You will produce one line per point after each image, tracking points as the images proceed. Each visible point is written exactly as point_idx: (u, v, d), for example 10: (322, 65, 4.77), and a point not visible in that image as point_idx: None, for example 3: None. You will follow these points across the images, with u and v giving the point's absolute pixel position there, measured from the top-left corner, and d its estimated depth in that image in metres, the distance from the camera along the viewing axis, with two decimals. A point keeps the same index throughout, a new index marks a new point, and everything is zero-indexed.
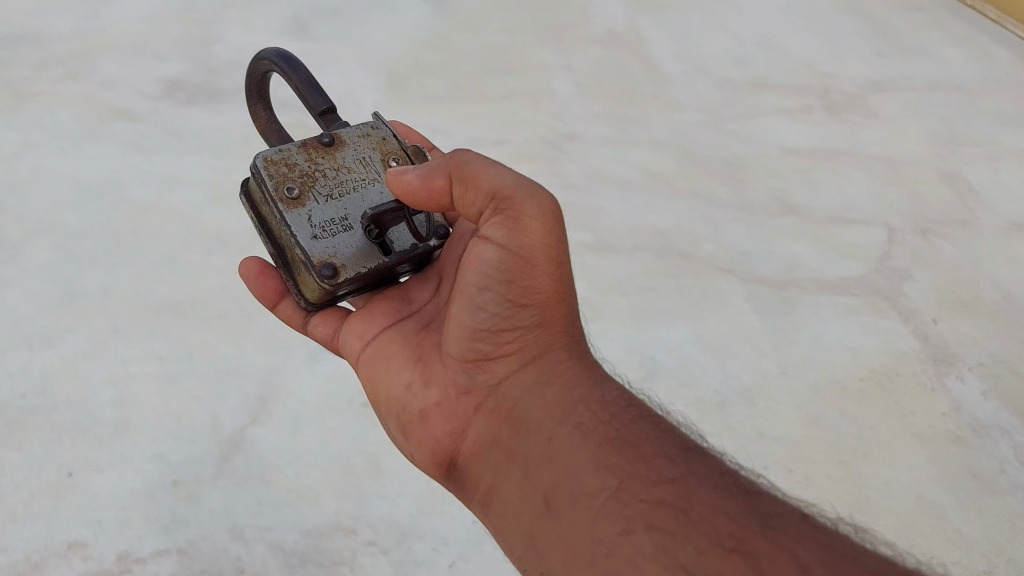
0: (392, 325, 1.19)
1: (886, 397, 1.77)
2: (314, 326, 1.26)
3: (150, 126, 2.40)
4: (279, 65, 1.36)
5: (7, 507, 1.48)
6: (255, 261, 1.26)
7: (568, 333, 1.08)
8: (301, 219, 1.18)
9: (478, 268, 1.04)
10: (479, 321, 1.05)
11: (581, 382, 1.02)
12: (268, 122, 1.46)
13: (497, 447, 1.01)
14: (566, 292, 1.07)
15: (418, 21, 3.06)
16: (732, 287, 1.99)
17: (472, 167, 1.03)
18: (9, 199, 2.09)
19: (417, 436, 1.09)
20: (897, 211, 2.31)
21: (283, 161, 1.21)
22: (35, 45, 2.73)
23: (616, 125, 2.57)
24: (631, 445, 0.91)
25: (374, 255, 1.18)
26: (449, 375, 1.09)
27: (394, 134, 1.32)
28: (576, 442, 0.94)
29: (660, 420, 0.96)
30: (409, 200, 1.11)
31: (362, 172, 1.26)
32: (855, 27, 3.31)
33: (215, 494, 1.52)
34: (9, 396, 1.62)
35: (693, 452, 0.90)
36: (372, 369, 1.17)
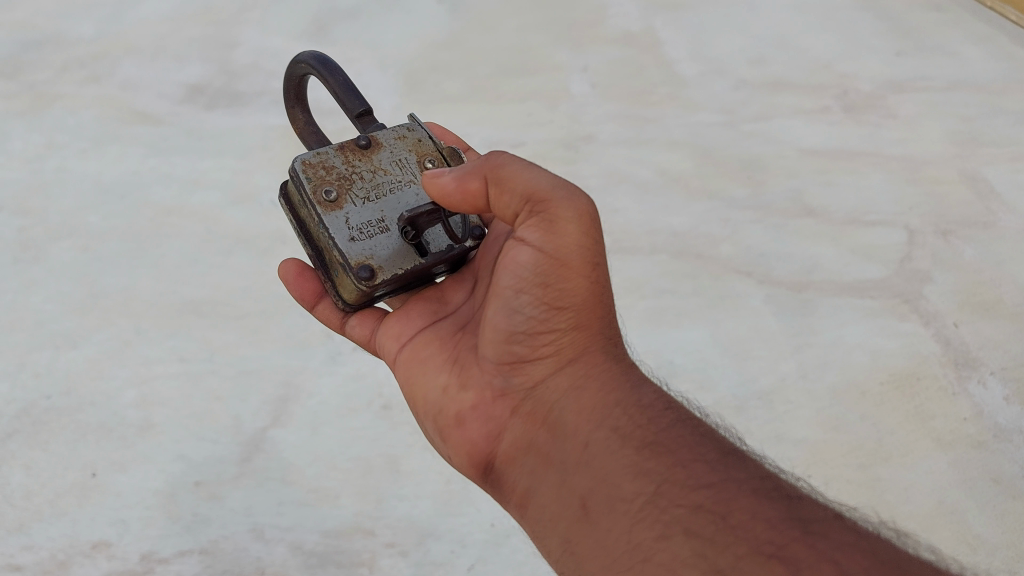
0: (429, 326, 1.21)
1: (906, 401, 1.76)
2: (352, 326, 1.29)
3: (171, 128, 2.42)
4: (316, 67, 1.35)
5: (34, 506, 1.50)
6: (294, 262, 1.30)
7: (604, 336, 1.07)
8: (338, 221, 1.18)
9: (513, 271, 1.05)
10: (514, 324, 1.05)
11: (618, 385, 1.01)
12: (305, 125, 1.47)
13: (533, 451, 1.01)
14: (602, 295, 1.07)
15: (435, 22, 3.08)
16: (750, 289, 1.99)
17: (506, 170, 1.04)
18: (33, 200, 2.12)
19: (453, 440, 1.10)
20: (917, 212, 2.30)
21: (321, 163, 1.21)
22: (58, 48, 2.76)
23: (633, 126, 2.57)
24: (669, 449, 0.89)
25: (410, 257, 1.19)
26: (485, 378, 1.10)
27: (430, 135, 1.31)
28: (613, 446, 0.93)
29: (699, 424, 0.94)
30: (444, 202, 1.11)
31: (398, 174, 1.25)
32: (873, 26, 3.28)
33: (236, 494, 1.53)
34: (34, 396, 1.65)
35: (733, 457, 0.88)
36: (408, 372, 1.18)
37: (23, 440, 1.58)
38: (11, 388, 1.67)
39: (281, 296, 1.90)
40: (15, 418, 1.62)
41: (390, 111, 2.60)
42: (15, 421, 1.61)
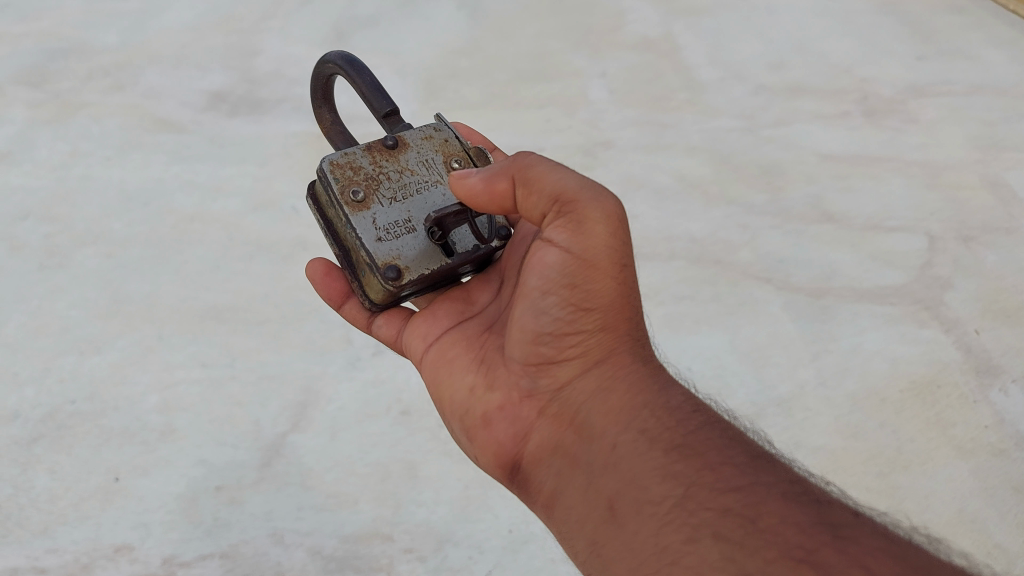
0: (455, 326, 1.22)
1: (926, 409, 1.75)
2: (379, 326, 1.31)
3: (193, 135, 2.45)
4: (344, 67, 1.37)
5: (58, 509, 1.52)
6: (322, 262, 1.33)
7: (631, 337, 1.07)
8: (365, 221, 1.20)
9: (541, 272, 1.04)
10: (541, 325, 1.05)
11: (645, 387, 1.01)
12: (332, 124, 1.50)
13: (560, 453, 1.02)
14: (630, 296, 1.06)
15: (454, 29, 3.09)
16: (769, 295, 1.98)
17: (535, 170, 1.04)
18: (58, 207, 2.15)
19: (480, 440, 1.10)
20: (938, 217, 2.28)
21: (348, 164, 1.23)
22: (83, 56, 2.81)
23: (651, 132, 2.57)
24: (698, 452, 0.89)
25: (437, 257, 1.20)
26: (512, 380, 1.10)
27: (457, 135, 1.32)
28: (641, 448, 0.93)
29: (728, 427, 0.94)
30: (472, 203, 1.12)
31: (425, 174, 1.26)
32: (894, 30, 3.26)
33: (256, 499, 1.55)
34: (59, 401, 1.68)
35: (763, 460, 0.88)
36: (435, 373, 1.20)
37: (48, 444, 1.61)
38: (36, 392, 1.70)
39: (301, 302, 1.92)
40: (40, 422, 1.64)
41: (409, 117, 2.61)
42: (40, 425, 1.64)
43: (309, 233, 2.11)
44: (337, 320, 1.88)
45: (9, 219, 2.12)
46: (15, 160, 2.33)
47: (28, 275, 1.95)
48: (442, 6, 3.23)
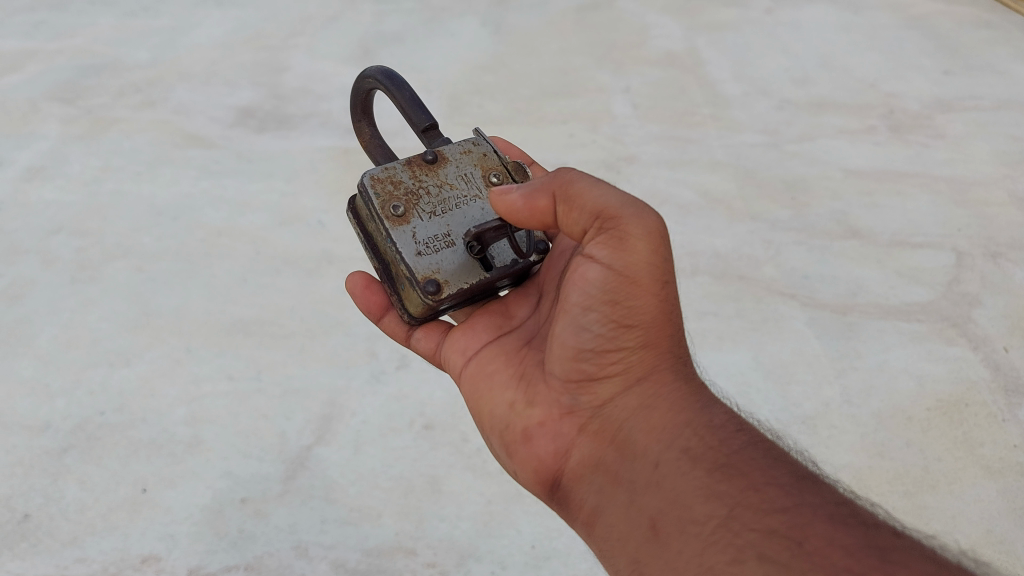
0: (494, 340, 1.22)
1: (954, 428, 1.72)
2: (417, 339, 1.32)
3: (222, 151, 2.49)
4: (383, 82, 1.39)
5: (87, 520, 1.55)
6: (362, 275, 1.33)
7: (673, 354, 1.06)
8: (405, 236, 1.21)
9: (583, 288, 1.05)
10: (582, 341, 1.05)
11: (687, 405, 0.99)
12: (371, 138, 1.52)
13: (601, 470, 1.01)
14: (671, 313, 1.06)
15: (479, 46, 3.12)
16: (794, 311, 1.97)
17: (576, 187, 1.03)
18: (90, 222, 2.20)
19: (520, 456, 1.10)
20: (965, 234, 2.26)
21: (389, 178, 1.25)
22: (115, 73, 2.87)
23: (674, 147, 2.57)
24: (742, 472, 0.87)
25: (475, 271, 1.21)
26: (553, 396, 1.10)
27: (495, 150, 1.33)
28: (683, 468, 0.91)
29: (772, 446, 0.91)
30: (512, 218, 1.11)
31: (463, 189, 1.27)
32: (920, 45, 3.25)
33: (281, 511, 1.56)
34: (89, 413, 1.71)
35: (809, 481, 0.85)
36: (475, 388, 1.20)
37: (78, 455, 1.63)
38: (67, 403, 1.72)
39: (326, 316, 1.94)
40: (70, 433, 1.67)
41: None
42: (71, 436, 1.66)
43: (335, 248, 2.14)
44: (362, 334, 1.90)
45: (41, 233, 2.16)
46: (49, 174, 2.38)
47: (60, 288, 1.99)
48: (467, 23, 3.26)
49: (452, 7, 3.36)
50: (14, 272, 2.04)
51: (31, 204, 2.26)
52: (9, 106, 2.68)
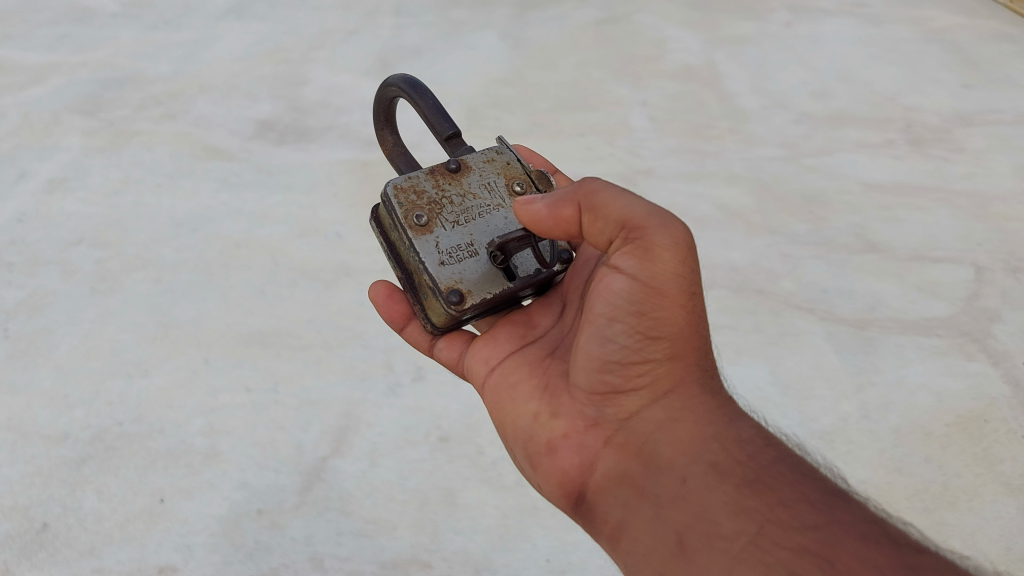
0: (516, 351, 1.22)
1: (973, 444, 1.70)
2: (440, 349, 1.32)
3: (241, 163, 2.52)
4: (407, 90, 1.40)
5: (105, 530, 1.55)
6: (384, 284, 1.35)
7: (699, 367, 1.07)
8: (429, 245, 1.20)
9: (608, 298, 1.04)
10: (608, 353, 1.04)
11: (715, 419, 1.00)
12: (394, 145, 1.53)
13: (626, 484, 1.00)
14: (697, 325, 1.06)
15: (497, 59, 3.14)
16: (811, 325, 1.96)
17: (600, 196, 1.03)
18: (111, 233, 2.22)
19: (544, 468, 1.09)
20: (985, 248, 2.24)
21: (412, 188, 1.24)
22: (137, 86, 2.90)
23: (691, 160, 2.57)
24: (770, 488, 0.88)
25: (498, 280, 1.21)
26: (577, 407, 1.09)
27: (518, 158, 1.33)
28: (711, 482, 0.91)
29: (799, 462, 0.92)
30: (536, 227, 1.11)
31: (487, 198, 1.27)
32: (940, 58, 3.23)
33: (297, 522, 1.57)
34: (108, 423, 1.72)
35: (838, 498, 0.86)
36: (498, 399, 1.19)
37: (96, 465, 1.65)
38: (86, 414, 1.74)
39: (343, 328, 1.95)
40: (89, 444, 1.68)
41: None
42: (89, 446, 1.68)
43: (352, 260, 2.15)
44: (378, 346, 1.91)
45: (63, 244, 2.18)
46: (70, 186, 2.40)
47: (81, 298, 2.01)
48: (485, 37, 3.28)
49: (470, 21, 3.39)
50: (35, 283, 2.06)
51: (53, 215, 2.29)
52: (32, 119, 2.71)
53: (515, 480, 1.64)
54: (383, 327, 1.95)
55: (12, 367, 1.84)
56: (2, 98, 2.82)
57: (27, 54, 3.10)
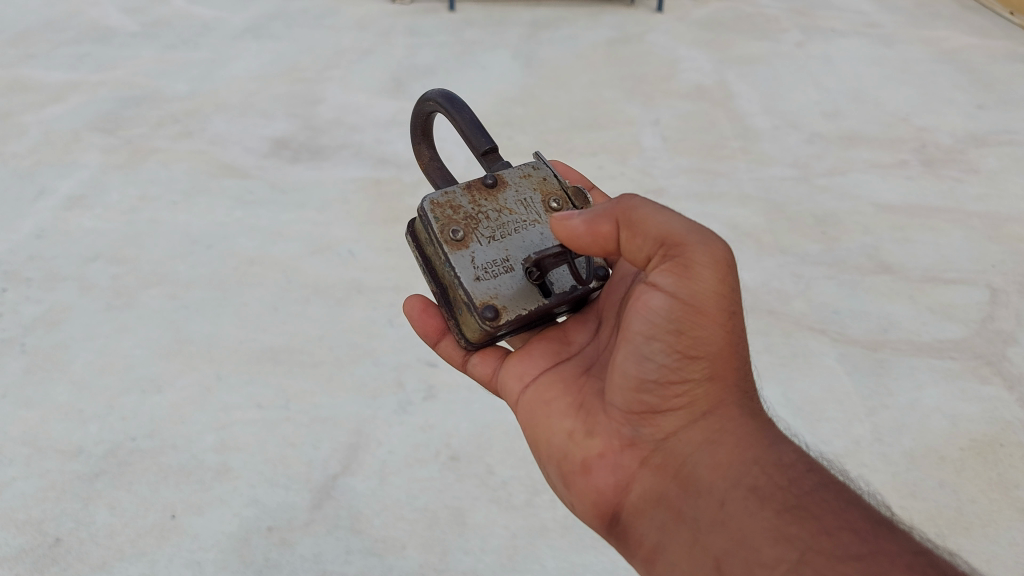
0: (551, 367, 1.22)
1: (988, 469, 1.69)
2: (473, 364, 1.31)
3: (256, 181, 2.54)
4: (444, 105, 1.38)
5: (116, 544, 1.56)
6: (419, 299, 1.35)
7: (739, 388, 1.05)
8: (464, 260, 1.21)
9: (645, 316, 1.03)
10: (645, 371, 1.04)
11: (756, 441, 0.98)
12: (431, 160, 1.49)
13: (663, 506, 0.99)
14: (737, 344, 1.05)
15: (510, 79, 3.17)
16: (823, 346, 1.95)
17: (639, 213, 1.02)
18: (127, 249, 2.25)
19: (579, 487, 1.08)
20: (1000, 270, 2.22)
21: (448, 203, 1.25)
22: (154, 105, 2.94)
23: (703, 180, 2.57)
24: (812, 515, 0.85)
25: (534, 296, 1.21)
26: (613, 426, 1.08)
27: (555, 174, 1.33)
28: (751, 507, 0.90)
29: (844, 488, 0.89)
30: (573, 244, 1.10)
31: (523, 214, 1.27)
32: (953, 78, 3.24)
33: (307, 540, 1.57)
34: (121, 438, 1.73)
35: (885, 527, 0.83)
36: (532, 415, 1.18)
37: (109, 480, 1.66)
38: (99, 429, 1.75)
39: (355, 346, 1.96)
40: (102, 459, 1.69)
41: (464, 163, 2.65)
42: (103, 461, 1.69)
43: (365, 278, 2.16)
44: (389, 363, 1.92)
45: (80, 260, 2.21)
46: (89, 202, 2.43)
47: (96, 314, 2.03)
48: (498, 58, 3.34)
49: (483, 40, 3.50)
50: (52, 299, 2.08)
51: (70, 231, 2.32)
52: (52, 136, 2.75)
53: (525, 500, 1.64)
54: (395, 345, 1.96)
55: (28, 381, 1.86)
56: (23, 116, 2.86)
57: (48, 73, 3.15)
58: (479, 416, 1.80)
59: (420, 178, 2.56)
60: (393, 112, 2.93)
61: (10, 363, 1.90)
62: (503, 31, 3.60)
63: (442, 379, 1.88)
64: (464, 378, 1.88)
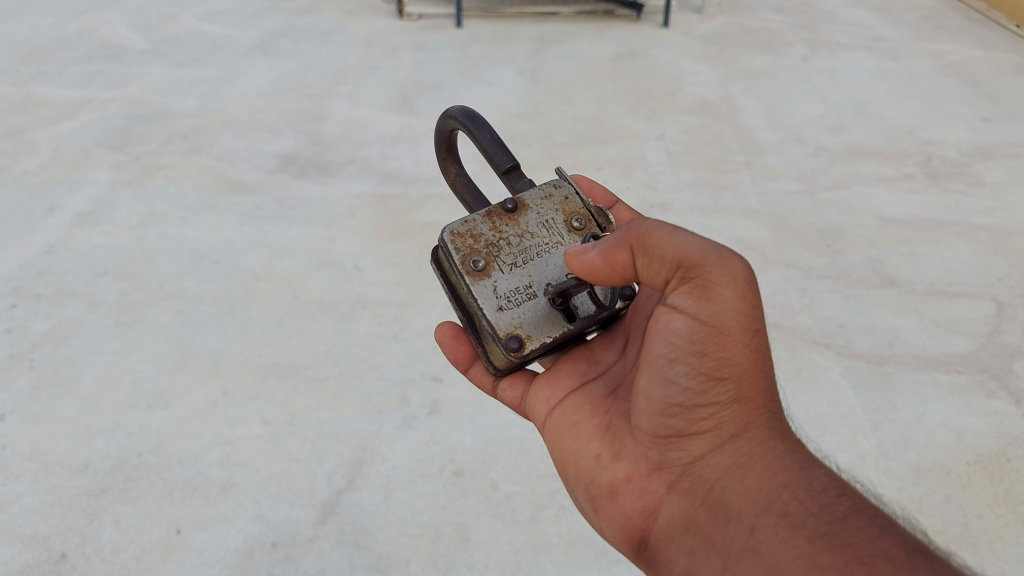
0: (578, 389, 1.22)
1: (996, 484, 1.67)
2: (503, 389, 1.31)
3: (263, 197, 2.56)
4: (465, 123, 1.38)
5: (121, 560, 1.56)
6: (449, 325, 1.34)
7: (768, 409, 1.04)
8: (486, 290, 1.22)
9: (667, 338, 1.03)
10: (671, 395, 1.03)
11: (786, 465, 0.96)
12: (458, 177, 1.48)
13: (692, 531, 0.98)
14: (764, 363, 1.03)
15: (515, 95, 3.19)
16: (829, 361, 1.95)
17: (654, 237, 1.02)
18: (135, 266, 2.26)
19: (608, 512, 1.08)
20: (1006, 283, 2.22)
21: (469, 232, 1.25)
22: (163, 121, 2.97)
23: (708, 194, 2.58)
24: (845, 542, 0.83)
25: (559, 323, 1.22)
26: (640, 450, 1.08)
27: (577, 191, 1.32)
28: (782, 534, 0.88)
29: (879, 514, 0.86)
30: (591, 277, 1.11)
31: (545, 236, 1.27)
32: (958, 91, 3.24)
33: (311, 555, 1.57)
34: (127, 454, 1.74)
35: (923, 555, 0.80)
36: (559, 437, 1.18)
37: (115, 496, 1.66)
38: (106, 444, 1.76)
39: (360, 362, 1.96)
40: (108, 474, 1.70)
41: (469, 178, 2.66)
42: (109, 476, 1.70)
43: (370, 293, 2.17)
44: (394, 378, 1.92)
45: (88, 275, 2.23)
46: (98, 219, 2.45)
47: (103, 330, 2.04)
48: (504, 74, 3.37)
49: (489, 56, 3.53)
50: (60, 315, 2.10)
51: (79, 247, 2.34)
52: (62, 153, 2.78)
53: (529, 516, 1.64)
54: (400, 360, 1.97)
55: (37, 397, 1.87)
56: (34, 134, 2.89)
57: (59, 91, 3.18)
58: (483, 431, 1.80)
59: (426, 194, 2.58)
60: (399, 128, 2.95)
61: (18, 379, 1.92)
62: (509, 47, 3.63)
63: (447, 393, 1.89)
64: (469, 393, 1.89)
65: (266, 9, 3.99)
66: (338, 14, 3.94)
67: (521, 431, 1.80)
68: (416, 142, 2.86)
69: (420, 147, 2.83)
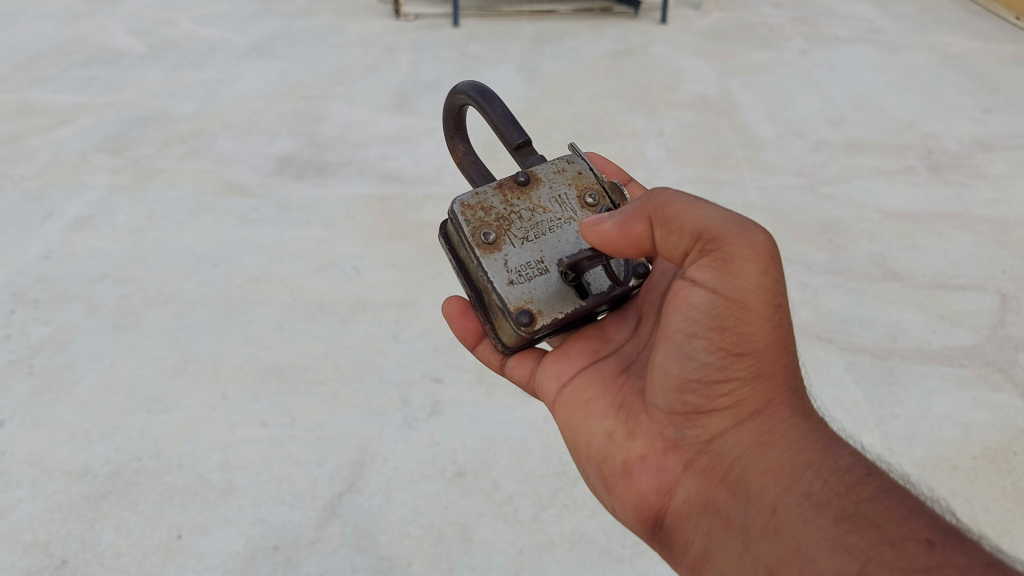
0: (590, 368, 1.21)
1: (1002, 477, 1.66)
2: (511, 367, 1.31)
3: (261, 200, 2.55)
4: (475, 98, 1.37)
5: (122, 565, 1.56)
6: (458, 301, 1.33)
7: (789, 387, 1.02)
8: (497, 264, 1.20)
9: (686, 313, 1.02)
10: (688, 371, 1.02)
11: (809, 444, 0.95)
12: (465, 154, 1.47)
13: (711, 511, 0.97)
14: (785, 339, 1.02)
15: (513, 93, 3.18)
16: (831, 355, 1.93)
17: (673, 208, 1.00)
18: (133, 269, 2.25)
19: (621, 491, 1.07)
20: (1009, 275, 2.20)
21: (479, 204, 1.24)
22: (160, 125, 2.96)
23: (708, 189, 2.56)
24: (873, 524, 0.82)
25: (571, 298, 1.20)
26: (656, 428, 1.07)
27: (590, 167, 1.31)
28: (806, 515, 0.87)
29: (907, 495, 0.85)
30: (607, 248, 1.09)
31: (558, 211, 1.26)
32: (958, 83, 3.23)
33: (312, 558, 1.56)
34: (125, 458, 1.73)
35: (953, 537, 0.79)
36: (571, 416, 1.18)
37: (114, 500, 1.65)
38: (105, 449, 1.75)
39: (360, 363, 1.95)
40: (108, 479, 1.69)
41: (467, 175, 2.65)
42: (108, 481, 1.69)
43: (370, 293, 2.16)
44: (395, 379, 1.91)
45: (86, 280, 2.22)
46: (96, 223, 2.45)
47: (102, 335, 2.03)
48: (502, 72, 3.36)
49: (486, 55, 3.52)
50: (59, 319, 2.09)
51: (79, 251, 2.33)
52: (60, 158, 2.77)
53: (532, 515, 1.63)
54: (400, 360, 1.96)
55: (35, 403, 1.86)
56: (31, 139, 2.89)
57: (57, 96, 3.18)
58: (484, 430, 1.79)
59: (425, 195, 2.57)
60: (397, 128, 2.95)
61: (17, 385, 1.91)
62: (506, 45, 3.62)
63: (448, 394, 1.88)
64: (471, 393, 1.88)
65: (263, 11, 3.99)
66: (335, 15, 3.93)
67: (523, 430, 1.79)
68: (415, 142, 2.85)
69: (419, 147, 2.82)
